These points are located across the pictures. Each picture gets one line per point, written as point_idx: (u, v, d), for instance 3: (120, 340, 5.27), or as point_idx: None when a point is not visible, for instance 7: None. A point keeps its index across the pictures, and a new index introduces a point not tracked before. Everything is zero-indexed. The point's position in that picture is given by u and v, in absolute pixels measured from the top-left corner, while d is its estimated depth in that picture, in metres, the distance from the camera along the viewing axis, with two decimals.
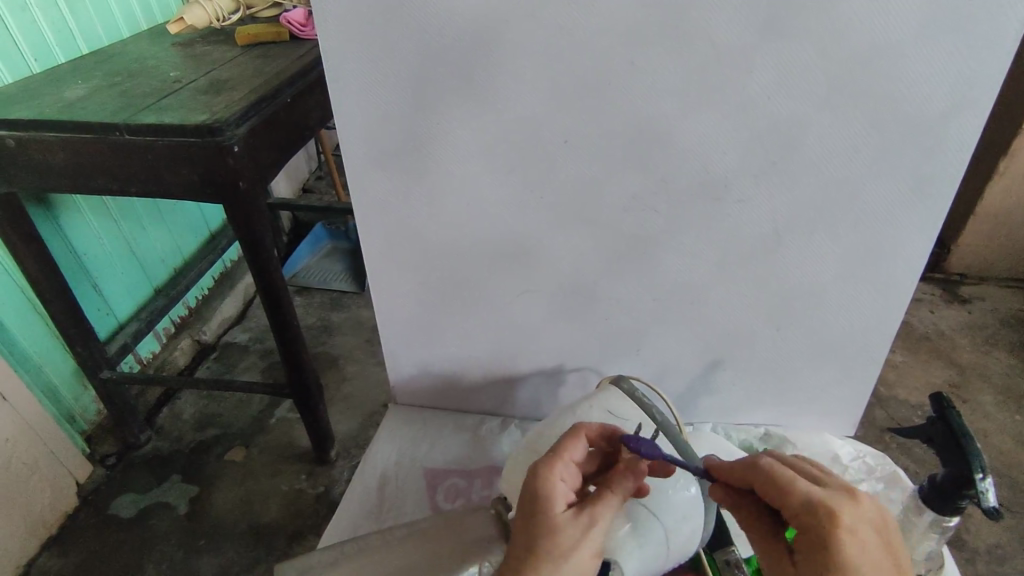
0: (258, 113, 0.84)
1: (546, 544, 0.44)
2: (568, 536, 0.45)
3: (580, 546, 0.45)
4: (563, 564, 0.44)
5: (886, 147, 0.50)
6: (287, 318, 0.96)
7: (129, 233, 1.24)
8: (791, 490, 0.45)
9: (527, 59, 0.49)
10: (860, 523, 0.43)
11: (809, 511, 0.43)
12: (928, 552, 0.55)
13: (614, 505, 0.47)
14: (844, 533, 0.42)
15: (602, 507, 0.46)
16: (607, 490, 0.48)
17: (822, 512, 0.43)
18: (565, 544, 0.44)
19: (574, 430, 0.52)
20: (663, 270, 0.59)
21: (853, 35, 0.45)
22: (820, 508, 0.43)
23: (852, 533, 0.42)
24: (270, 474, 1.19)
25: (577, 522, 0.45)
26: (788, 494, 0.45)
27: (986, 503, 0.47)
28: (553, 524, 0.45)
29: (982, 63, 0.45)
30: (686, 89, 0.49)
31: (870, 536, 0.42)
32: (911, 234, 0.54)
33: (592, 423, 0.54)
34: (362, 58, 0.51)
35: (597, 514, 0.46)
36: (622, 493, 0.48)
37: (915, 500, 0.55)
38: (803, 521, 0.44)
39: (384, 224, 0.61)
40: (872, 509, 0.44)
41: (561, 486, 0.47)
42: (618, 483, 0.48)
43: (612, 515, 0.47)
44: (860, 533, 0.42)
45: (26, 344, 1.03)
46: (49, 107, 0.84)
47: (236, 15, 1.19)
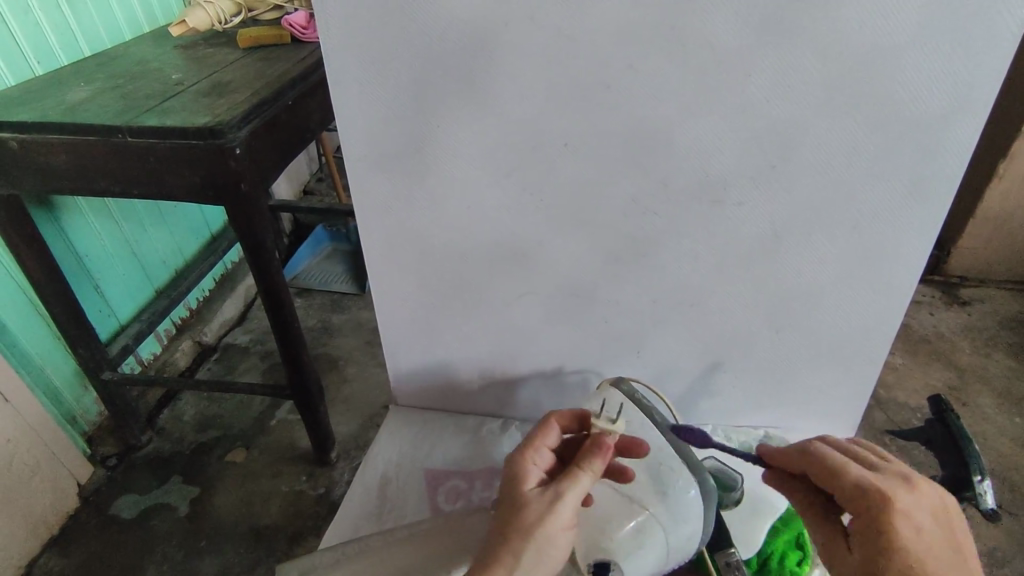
0: (260, 116, 0.84)
1: (514, 519, 0.47)
2: (533, 510, 0.47)
3: (544, 519, 0.46)
4: (531, 537, 0.46)
5: (884, 148, 0.50)
6: (288, 319, 0.96)
7: (131, 235, 1.24)
8: (844, 473, 0.47)
9: (527, 60, 0.49)
10: (914, 509, 0.44)
11: (859, 491, 0.45)
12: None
13: (580, 480, 0.49)
14: (895, 512, 0.43)
15: (567, 482, 0.48)
16: (572, 468, 0.49)
17: (873, 492, 0.44)
18: (531, 516, 0.46)
19: (546, 420, 0.56)
20: (663, 272, 0.60)
21: (849, 38, 0.45)
22: (873, 493, 0.44)
23: (902, 512, 0.43)
24: (271, 475, 1.19)
25: (543, 497, 0.48)
26: (840, 479, 0.47)
27: (986, 506, 0.47)
28: (520, 499, 0.48)
29: (980, 63, 0.45)
30: (685, 88, 0.49)
31: (921, 517, 0.43)
32: (910, 236, 0.54)
33: (565, 411, 0.58)
34: (363, 59, 0.51)
35: (562, 488, 0.48)
36: (592, 470, 0.49)
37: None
38: (855, 502, 0.45)
39: (385, 226, 0.61)
40: (928, 492, 0.45)
41: (530, 468, 0.51)
42: (585, 461, 0.49)
43: (577, 488, 0.48)
44: (912, 514, 0.44)
45: (27, 346, 1.03)
46: (51, 109, 0.84)
47: (237, 17, 1.19)
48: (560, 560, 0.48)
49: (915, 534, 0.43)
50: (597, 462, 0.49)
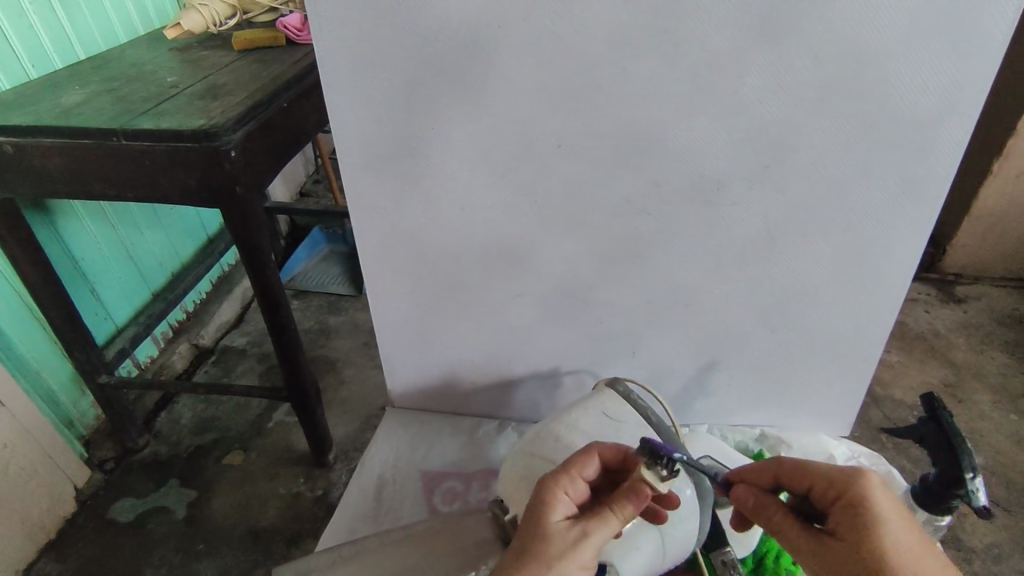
0: (255, 118, 0.84)
1: (533, 548, 0.45)
2: (556, 544, 0.45)
3: (566, 556, 0.44)
4: (549, 571, 0.44)
5: (875, 147, 0.50)
6: (285, 323, 0.96)
7: (127, 238, 1.24)
8: (815, 467, 0.49)
9: (521, 62, 0.49)
10: (882, 486, 0.47)
11: (836, 479, 0.48)
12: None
13: (610, 524, 0.47)
14: (874, 494, 0.46)
15: (596, 522, 0.46)
16: (604, 508, 0.47)
17: (854, 477, 0.47)
18: (553, 551, 0.45)
19: (587, 449, 0.52)
20: (657, 272, 0.60)
21: (840, 38, 0.46)
22: (848, 471, 0.47)
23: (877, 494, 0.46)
24: (268, 478, 1.19)
25: (569, 532, 0.46)
26: (813, 469, 0.49)
27: (977, 502, 0.47)
28: (546, 530, 0.46)
29: (971, 62, 0.45)
30: (679, 90, 0.49)
31: (893, 494, 0.47)
32: (902, 235, 0.55)
33: (610, 444, 0.53)
34: (357, 62, 0.51)
35: (590, 528, 0.46)
36: (623, 514, 0.47)
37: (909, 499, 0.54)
38: (833, 492, 0.47)
39: (380, 228, 0.61)
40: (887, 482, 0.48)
41: (561, 499, 0.48)
42: (618, 504, 0.47)
43: (604, 532, 0.46)
44: (886, 496, 0.46)
45: (23, 350, 1.03)
46: (46, 112, 0.84)
47: (232, 20, 1.19)
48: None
49: (895, 515, 0.46)
50: (631, 507, 0.47)
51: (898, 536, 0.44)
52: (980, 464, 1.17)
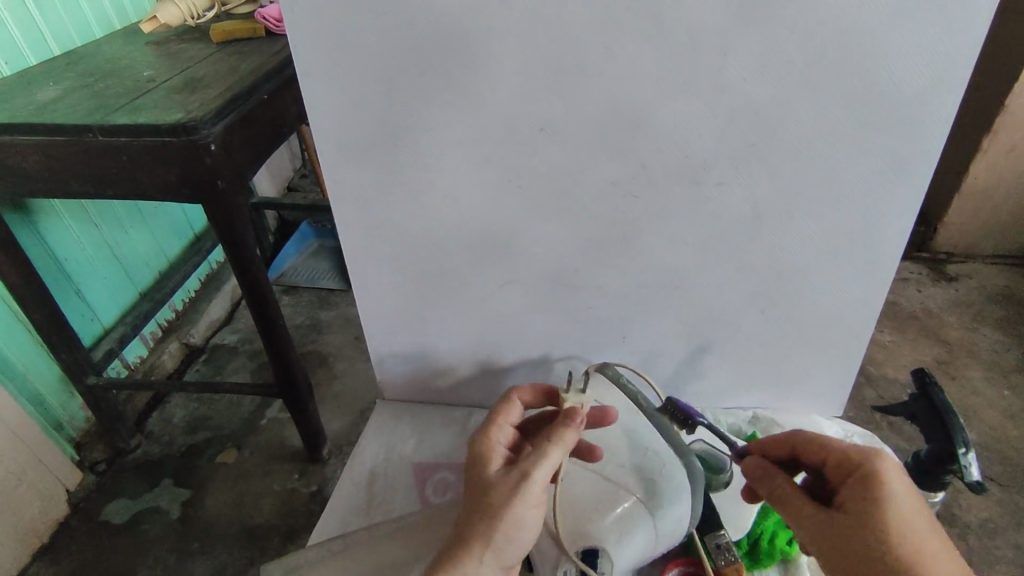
0: (234, 111, 0.83)
1: (482, 501, 0.46)
2: (501, 491, 0.45)
3: (513, 499, 0.45)
4: (501, 518, 0.45)
5: (864, 122, 0.49)
6: (273, 319, 0.95)
7: (112, 238, 1.22)
8: (832, 446, 0.49)
9: (501, 44, 0.48)
10: (898, 470, 0.46)
11: (852, 454, 0.48)
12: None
13: (551, 454, 0.47)
14: (889, 476, 0.46)
15: (536, 458, 0.47)
16: (543, 442, 0.48)
17: (869, 455, 0.47)
18: (499, 497, 0.45)
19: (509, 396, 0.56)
20: (645, 257, 0.59)
21: (828, 12, 0.45)
22: (868, 450, 0.47)
23: (891, 479, 0.46)
24: (262, 475, 1.18)
25: (512, 476, 0.46)
26: (832, 446, 0.49)
27: (970, 477, 0.45)
28: (487, 480, 0.47)
29: (956, 38, 0.45)
30: (663, 70, 0.48)
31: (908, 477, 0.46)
32: (891, 212, 0.54)
33: (528, 388, 0.58)
34: (335, 48, 0.50)
35: (531, 466, 0.46)
36: (561, 444, 0.47)
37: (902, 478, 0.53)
38: (846, 467, 0.47)
39: (363, 219, 0.60)
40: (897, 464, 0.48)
41: (495, 447, 0.50)
42: (555, 435, 0.48)
43: (546, 465, 0.46)
44: (899, 478, 0.46)
45: (8, 353, 1.02)
46: (19, 109, 0.83)
47: (210, 12, 1.17)
48: (531, 536, 0.47)
49: (911, 501, 0.45)
50: (568, 434, 0.48)
51: (905, 515, 0.44)
52: (975, 440, 1.18)
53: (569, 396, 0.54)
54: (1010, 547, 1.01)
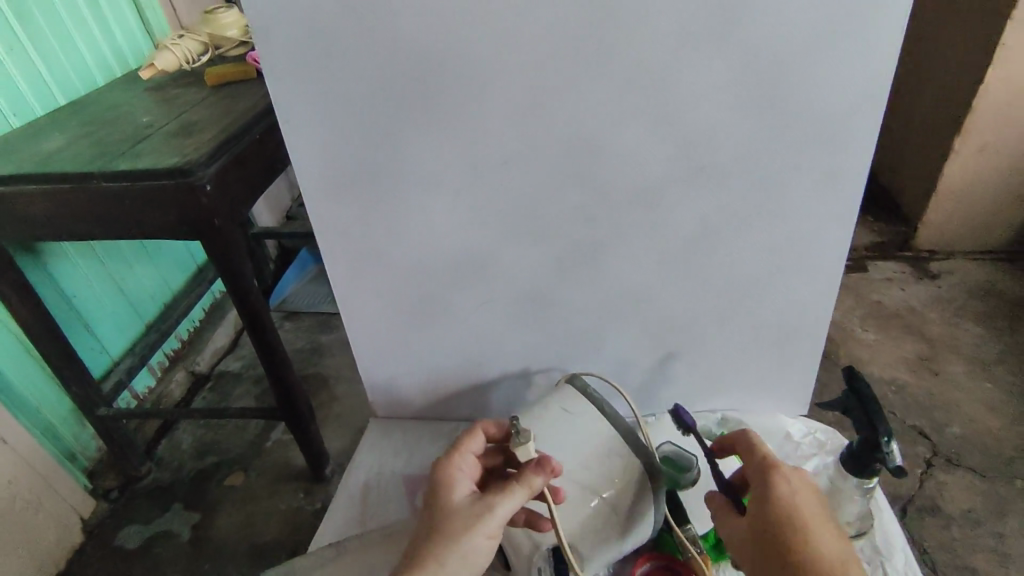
0: (227, 152, 0.88)
1: (440, 528, 0.49)
2: (462, 522, 0.49)
3: (473, 531, 0.48)
4: (458, 546, 0.48)
5: (796, 142, 0.54)
6: (272, 345, 1.00)
7: (118, 274, 1.28)
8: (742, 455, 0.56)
9: (463, 85, 0.53)
10: (790, 476, 0.52)
11: (753, 463, 0.54)
12: (857, 515, 0.55)
13: (516, 495, 0.50)
14: (776, 479, 0.52)
15: (500, 497, 0.50)
16: (510, 484, 0.51)
17: (762, 464, 0.53)
18: (456, 526, 0.49)
19: (473, 428, 0.59)
20: (609, 273, 0.64)
21: (753, 47, 0.50)
22: (764, 460, 0.53)
23: (787, 483, 0.51)
24: (268, 496, 1.22)
25: (475, 510, 0.50)
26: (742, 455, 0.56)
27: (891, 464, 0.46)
28: (450, 509, 0.50)
29: (869, 64, 0.50)
30: (610, 104, 0.53)
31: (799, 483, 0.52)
32: (830, 223, 0.59)
33: (493, 422, 0.61)
34: (315, 94, 0.55)
35: (494, 502, 0.50)
36: (527, 488, 0.50)
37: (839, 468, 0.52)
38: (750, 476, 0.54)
39: (346, 249, 0.65)
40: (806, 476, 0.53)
41: (458, 478, 0.53)
42: (523, 478, 0.50)
43: (507, 506, 0.50)
44: (789, 483, 0.51)
45: (23, 388, 1.07)
46: (28, 159, 0.89)
47: (205, 56, 1.24)
48: (484, 564, 0.50)
49: (800, 502, 0.50)
50: (535, 479, 0.50)
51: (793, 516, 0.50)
52: (957, 432, 1.23)
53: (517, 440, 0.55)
54: (992, 535, 1.05)
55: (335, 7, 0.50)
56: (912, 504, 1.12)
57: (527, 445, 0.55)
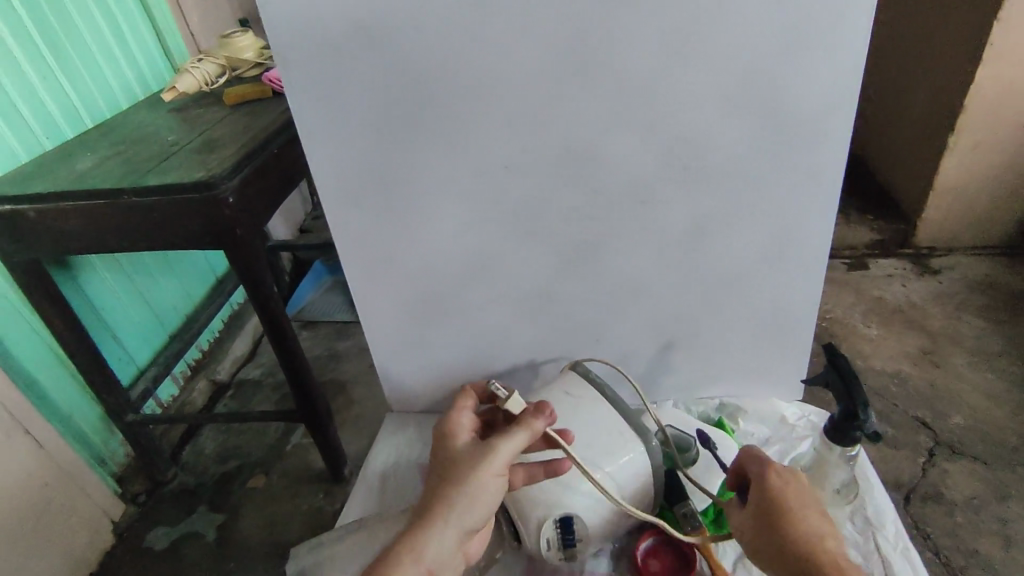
0: (248, 166, 0.94)
1: (451, 473, 0.53)
2: (471, 461, 0.53)
3: (481, 467, 0.53)
4: (469, 481, 0.52)
5: (781, 140, 0.57)
6: (292, 349, 1.05)
7: (144, 287, 1.34)
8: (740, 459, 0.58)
9: (463, 96, 0.56)
10: (786, 475, 0.54)
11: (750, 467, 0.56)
12: (842, 481, 0.58)
13: (519, 435, 0.55)
14: (772, 482, 0.54)
15: (503, 436, 0.54)
16: (512, 427, 0.55)
17: (757, 467, 0.55)
18: (466, 467, 0.53)
19: (466, 391, 0.64)
20: (608, 268, 0.67)
21: (734, 54, 0.53)
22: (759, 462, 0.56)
23: (780, 477, 0.54)
24: (290, 497, 1.27)
25: (482, 449, 0.54)
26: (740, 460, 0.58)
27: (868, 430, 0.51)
28: (459, 454, 0.55)
29: (843, 65, 0.53)
30: (604, 111, 0.56)
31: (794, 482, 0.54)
32: (815, 216, 0.62)
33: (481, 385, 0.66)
34: (325, 109, 0.58)
35: (498, 440, 0.54)
36: (528, 427, 0.55)
37: (822, 440, 0.56)
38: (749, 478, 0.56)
39: (357, 254, 0.68)
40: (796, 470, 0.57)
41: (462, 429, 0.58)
42: (524, 420, 0.55)
43: (511, 444, 0.54)
44: (784, 483, 0.54)
45: (55, 397, 1.12)
46: (62, 178, 0.95)
47: (222, 77, 1.30)
48: (494, 502, 0.54)
49: (796, 499, 0.53)
50: (536, 420, 0.55)
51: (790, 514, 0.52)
52: (959, 423, 1.27)
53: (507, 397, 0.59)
54: (995, 519, 1.10)
55: (342, 27, 0.53)
56: (915, 491, 1.16)
57: (516, 398, 0.59)
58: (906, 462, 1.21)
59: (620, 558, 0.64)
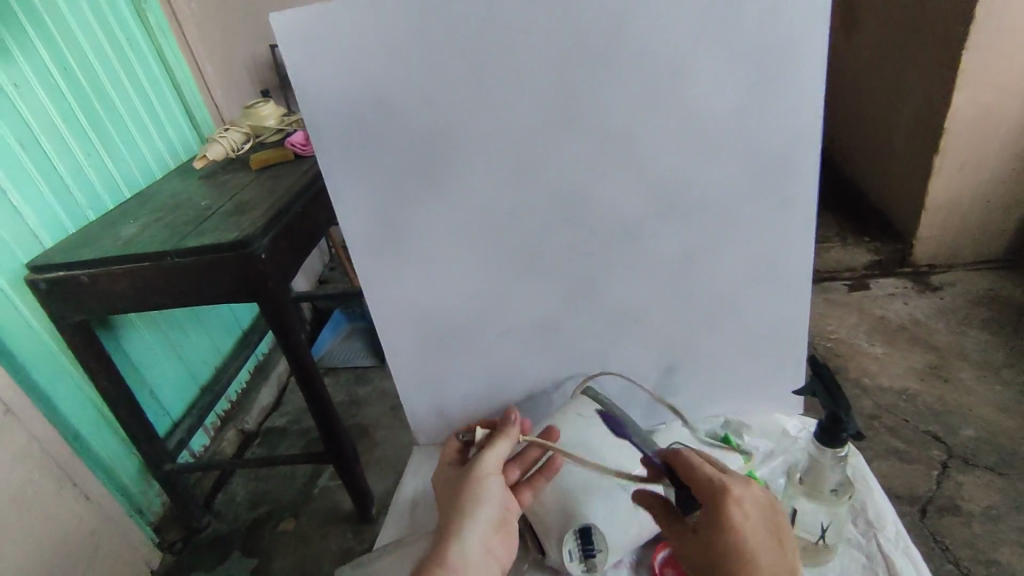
0: (277, 225, 1.02)
1: (456, 487, 0.62)
2: (466, 473, 0.62)
3: (475, 474, 0.62)
4: (468, 487, 0.61)
5: (754, 176, 0.65)
6: (320, 393, 1.11)
7: (177, 342, 1.42)
8: (698, 473, 0.55)
9: (469, 154, 0.64)
10: (744, 500, 0.52)
11: (708, 487, 0.53)
12: (836, 481, 0.62)
13: (499, 442, 0.65)
14: (732, 508, 0.51)
15: (487, 445, 0.64)
16: (494, 437, 0.66)
17: (717, 491, 0.52)
18: (465, 474, 0.63)
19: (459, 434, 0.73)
20: (611, 299, 0.73)
21: (705, 106, 0.61)
22: (717, 487, 0.53)
23: (739, 510, 0.51)
24: (321, 538, 1.31)
25: (473, 461, 0.63)
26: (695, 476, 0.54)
27: (853, 434, 0.56)
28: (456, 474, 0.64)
29: (800, 110, 0.61)
30: (595, 159, 0.64)
31: (750, 510, 0.52)
32: (792, 241, 0.69)
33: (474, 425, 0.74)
34: (353, 172, 0.66)
35: (483, 450, 0.64)
36: (505, 434, 0.65)
37: (813, 444, 0.60)
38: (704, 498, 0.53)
39: (381, 298, 0.75)
40: (763, 493, 0.53)
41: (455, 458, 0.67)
42: (500, 429, 0.66)
43: (496, 447, 0.64)
44: (744, 512, 0.51)
45: (99, 449, 1.19)
46: (110, 245, 1.03)
47: (246, 144, 1.41)
48: (501, 500, 0.62)
49: (755, 530, 0.51)
50: (509, 426, 0.66)
51: (749, 544, 0.50)
52: (970, 434, 1.30)
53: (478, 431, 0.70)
54: (1012, 529, 1.11)
55: (365, 101, 0.62)
56: (931, 504, 1.18)
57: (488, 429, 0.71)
58: (920, 476, 1.23)
59: (640, 568, 0.67)
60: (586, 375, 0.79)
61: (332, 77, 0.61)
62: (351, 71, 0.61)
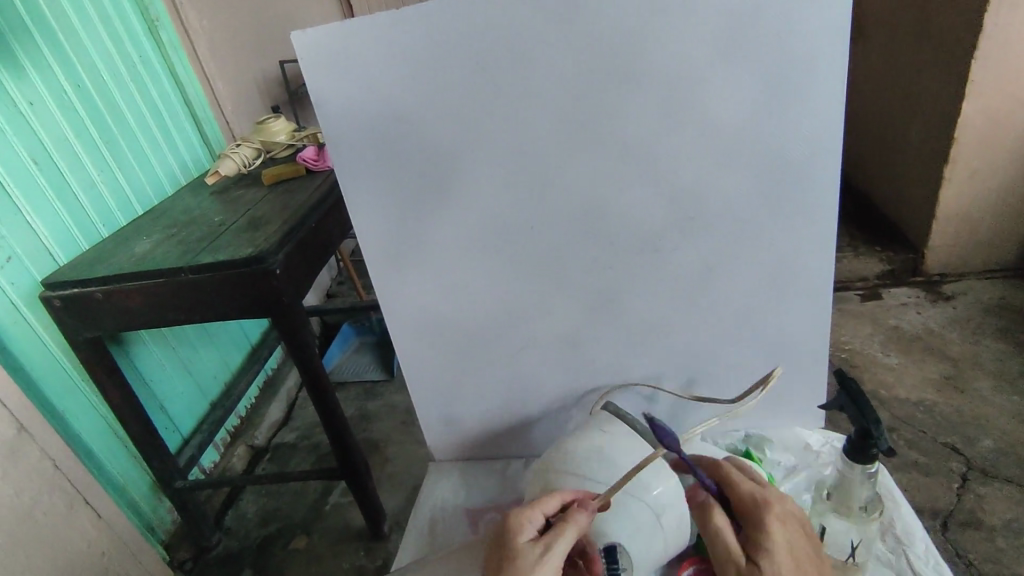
0: (290, 240, 1.02)
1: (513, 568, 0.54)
2: (526, 560, 0.54)
3: (536, 568, 0.53)
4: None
5: (775, 188, 0.64)
6: (332, 408, 1.11)
7: (187, 358, 1.42)
8: (739, 482, 0.58)
9: (488, 168, 0.64)
10: (785, 512, 0.55)
11: (749, 496, 0.56)
12: (867, 497, 0.61)
13: (569, 533, 0.56)
14: (772, 515, 0.54)
15: (557, 535, 0.55)
16: (568, 522, 0.57)
17: (760, 500, 0.56)
18: (528, 561, 0.54)
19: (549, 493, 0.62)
20: (630, 313, 0.73)
21: (724, 119, 0.61)
22: (760, 498, 0.56)
23: (778, 519, 0.54)
24: (332, 556, 1.30)
25: (536, 549, 0.55)
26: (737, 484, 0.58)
27: (884, 447, 0.56)
28: (517, 551, 0.55)
29: (821, 122, 0.60)
30: (615, 172, 0.64)
31: (788, 522, 0.55)
32: (813, 254, 0.68)
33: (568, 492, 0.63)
34: (372, 187, 0.66)
35: (552, 542, 0.55)
36: (578, 525, 0.56)
37: (842, 460, 0.60)
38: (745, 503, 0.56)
39: (399, 313, 0.75)
40: (795, 508, 0.57)
41: (526, 526, 0.57)
42: (575, 518, 0.57)
43: (567, 539, 0.55)
44: (783, 521, 0.55)
45: (110, 467, 1.18)
46: (125, 261, 1.04)
47: (258, 159, 1.42)
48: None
49: (789, 537, 0.54)
50: (584, 517, 0.57)
51: (781, 548, 0.53)
52: (990, 445, 1.28)
53: (552, 501, 0.60)
54: None
55: (385, 118, 0.62)
56: (952, 518, 1.16)
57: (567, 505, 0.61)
58: (940, 489, 1.22)
59: None
60: (606, 390, 0.79)
61: (353, 93, 0.61)
62: (370, 88, 0.61)
